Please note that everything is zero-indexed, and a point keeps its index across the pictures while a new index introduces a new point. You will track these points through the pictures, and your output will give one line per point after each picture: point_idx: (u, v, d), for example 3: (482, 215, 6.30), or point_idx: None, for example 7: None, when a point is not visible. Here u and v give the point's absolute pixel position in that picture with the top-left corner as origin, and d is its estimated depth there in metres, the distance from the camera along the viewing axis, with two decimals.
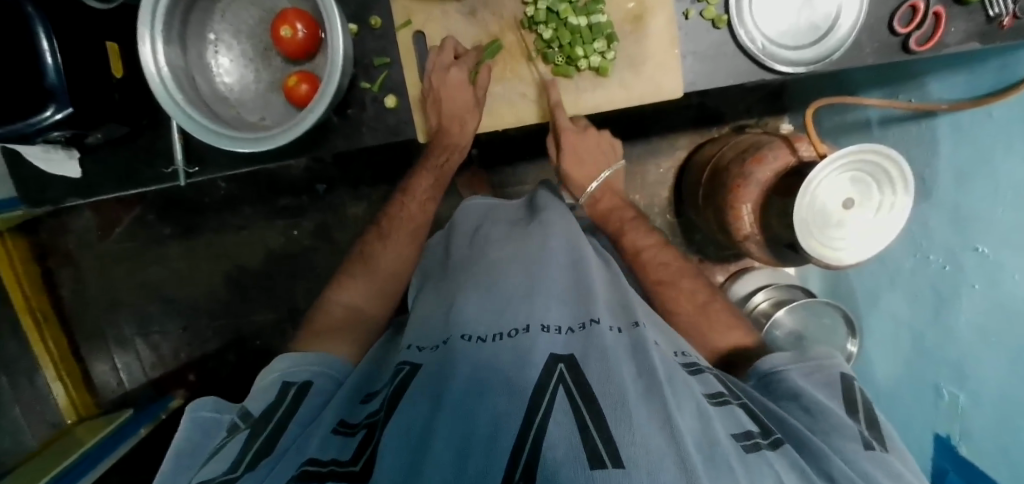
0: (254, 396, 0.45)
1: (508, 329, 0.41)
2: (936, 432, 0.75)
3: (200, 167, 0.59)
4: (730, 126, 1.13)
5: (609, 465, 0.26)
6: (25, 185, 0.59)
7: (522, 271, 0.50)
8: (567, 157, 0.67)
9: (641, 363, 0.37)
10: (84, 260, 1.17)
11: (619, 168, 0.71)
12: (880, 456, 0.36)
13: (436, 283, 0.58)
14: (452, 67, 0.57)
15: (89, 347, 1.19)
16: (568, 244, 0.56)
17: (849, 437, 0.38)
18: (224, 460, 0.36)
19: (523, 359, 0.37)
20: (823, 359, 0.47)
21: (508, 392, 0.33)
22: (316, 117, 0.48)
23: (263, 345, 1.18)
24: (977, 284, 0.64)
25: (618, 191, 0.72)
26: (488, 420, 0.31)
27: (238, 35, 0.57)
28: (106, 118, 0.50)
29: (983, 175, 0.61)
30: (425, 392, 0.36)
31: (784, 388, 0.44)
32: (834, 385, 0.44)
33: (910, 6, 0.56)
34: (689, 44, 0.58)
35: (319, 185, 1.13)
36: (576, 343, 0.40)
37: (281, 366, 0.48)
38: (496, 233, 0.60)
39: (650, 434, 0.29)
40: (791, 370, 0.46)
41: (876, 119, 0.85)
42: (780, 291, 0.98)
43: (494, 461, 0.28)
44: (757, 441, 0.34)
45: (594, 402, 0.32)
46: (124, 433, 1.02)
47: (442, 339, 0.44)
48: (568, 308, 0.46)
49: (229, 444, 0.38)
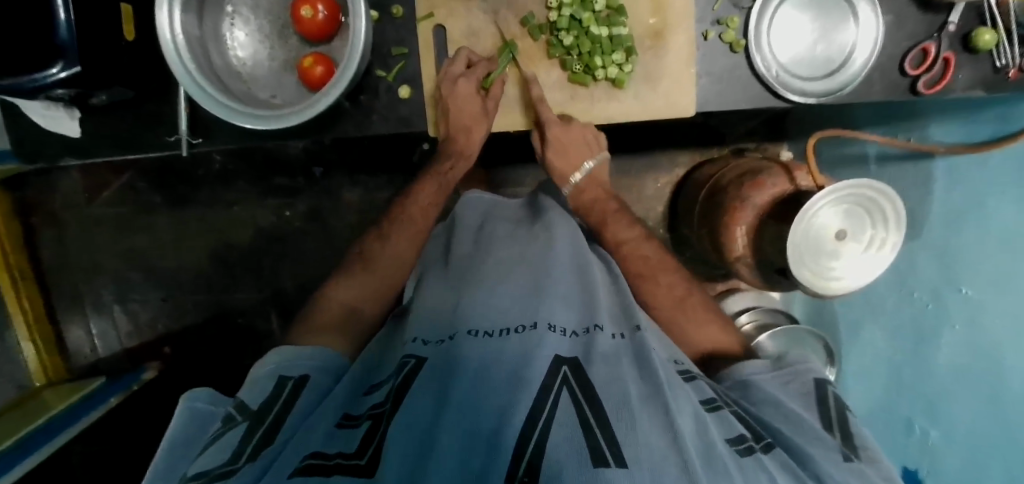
0: (246, 389, 0.44)
1: (514, 325, 0.41)
2: (903, 465, 0.77)
3: (205, 138, 0.58)
4: (730, 148, 1.14)
5: (611, 464, 0.26)
6: (20, 139, 0.57)
7: (527, 271, 0.50)
8: (551, 149, 0.61)
9: (643, 367, 0.38)
10: (68, 221, 1.14)
11: (604, 158, 0.65)
12: (858, 468, 0.36)
13: (437, 280, 0.57)
14: (462, 79, 0.57)
15: (66, 311, 1.16)
16: (572, 245, 0.56)
17: (828, 446, 0.38)
18: (220, 452, 0.35)
19: (528, 354, 0.37)
20: (799, 366, 0.47)
21: (515, 387, 0.33)
22: (332, 99, 0.48)
23: (244, 323, 1.17)
24: (958, 324, 0.66)
25: (603, 182, 0.67)
26: (491, 418, 0.30)
27: (256, 10, 0.56)
28: (112, 80, 0.49)
29: (973, 220, 0.63)
30: (432, 384, 0.36)
31: (761, 395, 0.44)
32: (809, 393, 0.44)
33: (921, 49, 0.57)
34: (705, 65, 0.59)
35: (317, 168, 1.12)
36: (579, 346, 0.40)
37: (275, 359, 0.47)
38: (501, 233, 0.60)
39: (651, 435, 0.29)
40: (774, 381, 0.46)
41: (873, 155, 0.86)
42: (765, 315, 0.99)
43: (498, 455, 0.27)
44: (751, 444, 0.35)
45: (596, 403, 0.32)
46: (95, 401, 0.99)
47: (448, 334, 0.44)
48: (573, 311, 0.46)
49: (227, 434, 0.37)
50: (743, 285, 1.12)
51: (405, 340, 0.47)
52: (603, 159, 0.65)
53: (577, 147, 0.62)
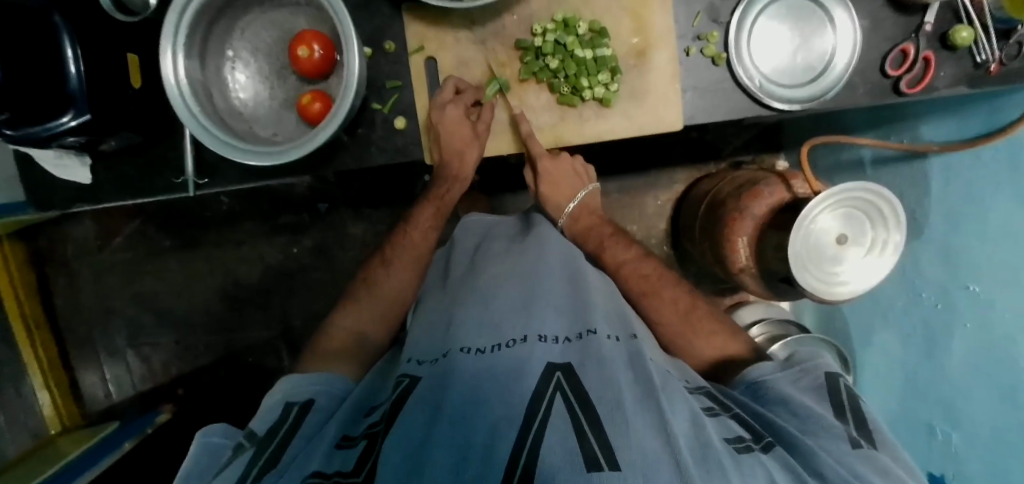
0: (260, 417, 0.44)
1: (506, 340, 0.41)
2: (932, 471, 0.73)
3: (209, 178, 0.60)
4: (727, 162, 1.16)
5: (605, 468, 0.26)
6: (34, 188, 0.60)
7: (522, 284, 0.50)
8: (543, 182, 0.67)
9: (637, 371, 0.37)
10: (80, 269, 1.16)
11: (593, 189, 0.71)
12: (868, 453, 0.36)
13: (436, 299, 0.57)
14: (449, 105, 0.59)
15: (80, 357, 1.17)
16: (566, 256, 0.56)
17: (836, 435, 0.38)
18: (227, 480, 0.35)
19: (521, 368, 0.36)
20: (809, 361, 0.46)
21: (509, 400, 0.33)
22: (329, 133, 0.50)
23: (254, 362, 1.16)
24: (968, 322, 0.64)
25: (596, 209, 0.71)
26: (483, 431, 0.30)
27: (255, 53, 0.59)
28: (120, 127, 0.51)
29: (973, 213, 0.63)
30: (425, 399, 0.36)
31: (772, 395, 0.43)
32: (821, 388, 0.43)
33: (901, 50, 0.58)
34: (690, 79, 0.60)
35: (321, 204, 1.14)
36: (572, 353, 0.40)
37: (283, 387, 0.47)
38: (495, 249, 0.60)
39: (644, 436, 0.29)
40: (784, 376, 0.45)
41: (869, 159, 0.87)
42: (776, 325, 0.97)
43: (494, 468, 0.27)
44: (749, 444, 0.34)
45: (591, 408, 0.32)
46: (107, 448, 0.98)
47: (442, 352, 0.43)
48: (566, 319, 0.46)
49: (234, 464, 0.37)
50: (752, 298, 1.11)
51: (402, 361, 0.47)
52: (593, 190, 0.71)
53: (566, 179, 0.69)
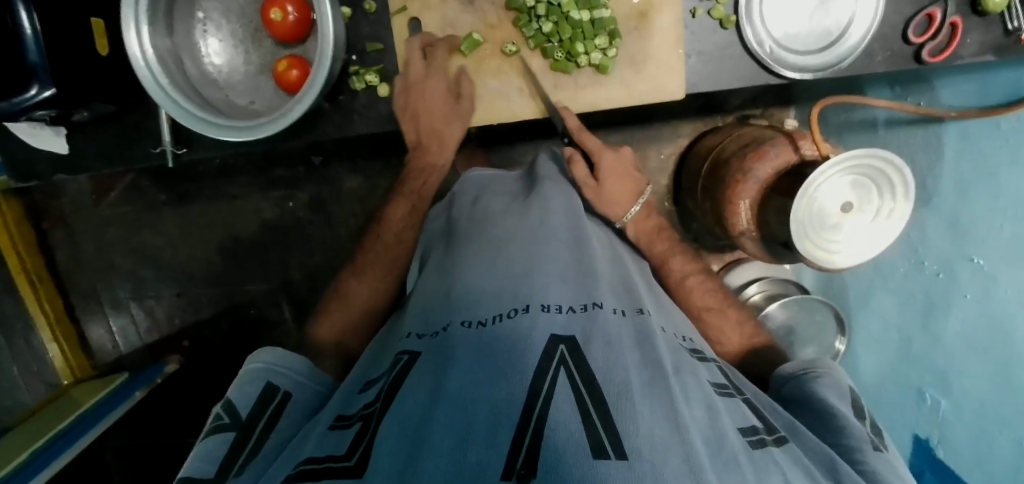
0: (238, 386, 0.46)
1: (507, 309, 0.41)
2: (916, 434, 0.77)
3: (189, 148, 0.58)
4: (734, 116, 1.11)
5: (611, 455, 0.25)
6: (12, 160, 0.58)
7: (523, 250, 0.49)
8: (607, 176, 0.63)
9: (646, 352, 0.38)
10: (77, 223, 1.16)
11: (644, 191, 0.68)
12: (887, 458, 0.39)
13: (438, 260, 0.56)
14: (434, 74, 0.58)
15: (85, 309, 1.20)
16: (569, 223, 0.55)
17: (859, 438, 0.41)
18: (208, 462, 0.38)
19: (521, 345, 0.36)
20: (833, 369, 0.52)
21: (508, 375, 0.32)
22: (305, 106, 0.47)
23: (257, 314, 1.20)
24: (967, 294, 0.64)
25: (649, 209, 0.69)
26: (484, 409, 0.29)
27: (227, 14, 0.55)
28: (92, 97, 0.49)
29: (986, 187, 0.60)
30: (427, 374, 0.36)
31: (800, 392, 0.49)
32: (845, 391, 0.49)
33: (927, 14, 0.54)
34: (695, 44, 0.56)
35: (315, 157, 1.11)
36: (576, 323, 0.39)
37: (264, 358, 0.49)
38: (495, 207, 0.59)
39: (651, 423, 0.29)
40: (809, 378, 0.50)
41: (882, 120, 0.83)
42: (773, 285, 0.98)
43: (497, 450, 0.26)
44: (763, 437, 0.36)
45: (596, 389, 0.31)
46: (121, 394, 1.05)
47: (442, 326, 0.43)
48: (570, 287, 0.45)
49: (210, 443, 0.40)
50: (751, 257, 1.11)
51: (402, 336, 0.46)
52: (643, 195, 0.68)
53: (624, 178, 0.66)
